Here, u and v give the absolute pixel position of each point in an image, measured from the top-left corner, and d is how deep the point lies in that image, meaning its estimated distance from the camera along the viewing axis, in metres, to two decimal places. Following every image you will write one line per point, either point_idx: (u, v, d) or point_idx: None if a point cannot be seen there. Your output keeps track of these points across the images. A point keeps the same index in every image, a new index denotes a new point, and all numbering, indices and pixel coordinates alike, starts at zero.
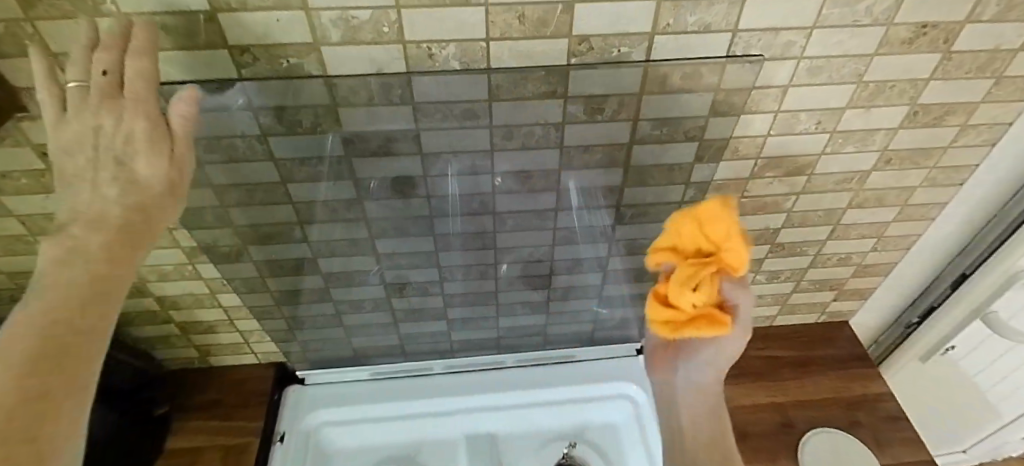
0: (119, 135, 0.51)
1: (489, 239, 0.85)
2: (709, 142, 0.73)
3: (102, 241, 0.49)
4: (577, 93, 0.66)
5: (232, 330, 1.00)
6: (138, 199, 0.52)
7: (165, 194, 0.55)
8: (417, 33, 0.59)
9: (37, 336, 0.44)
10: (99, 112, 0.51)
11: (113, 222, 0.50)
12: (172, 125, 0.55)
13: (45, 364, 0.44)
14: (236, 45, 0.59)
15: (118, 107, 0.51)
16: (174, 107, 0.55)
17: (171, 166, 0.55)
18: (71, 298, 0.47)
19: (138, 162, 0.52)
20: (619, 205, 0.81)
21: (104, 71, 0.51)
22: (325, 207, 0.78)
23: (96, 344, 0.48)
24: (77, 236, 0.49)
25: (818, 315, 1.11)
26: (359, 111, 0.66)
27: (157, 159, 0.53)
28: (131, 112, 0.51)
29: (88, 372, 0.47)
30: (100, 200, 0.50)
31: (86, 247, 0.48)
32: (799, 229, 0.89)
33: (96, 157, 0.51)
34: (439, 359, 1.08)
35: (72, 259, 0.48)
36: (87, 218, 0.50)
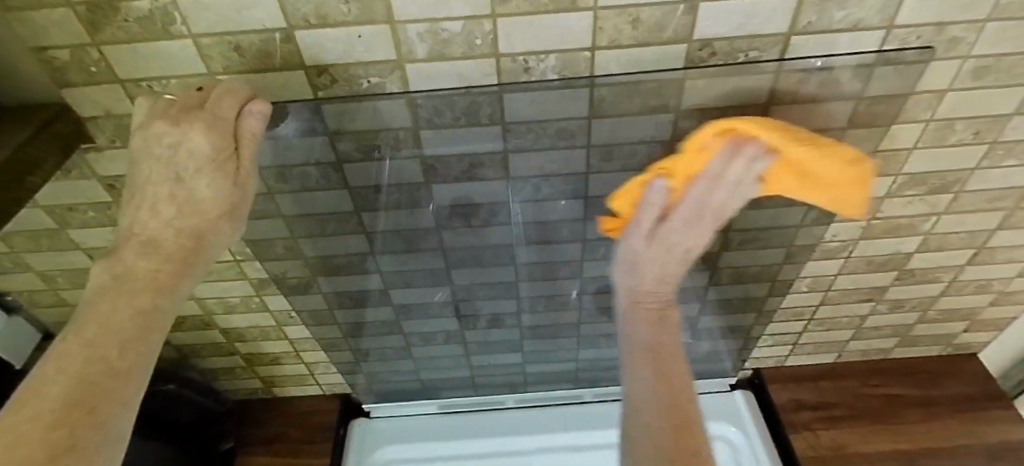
0: (182, 152, 0.45)
1: (574, 268, 0.77)
2: None
3: (150, 267, 0.43)
4: (690, 107, 0.57)
5: (297, 362, 0.96)
6: (195, 224, 0.46)
7: (220, 217, 0.48)
8: (516, 45, 0.51)
9: (72, 374, 0.36)
10: (167, 124, 0.45)
11: (166, 247, 0.44)
12: (241, 141, 0.48)
13: (73, 410, 0.34)
14: (312, 65, 0.53)
15: (188, 120, 0.45)
16: (244, 121, 0.47)
17: (232, 187, 0.48)
18: (111, 332, 0.39)
19: (198, 187, 0.45)
20: (727, 230, 0.71)
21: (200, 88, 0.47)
22: (399, 237, 0.72)
23: (136, 389, 0.39)
24: (126, 262, 0.42)
25: (943, 348, 0.97)
26: (441, 132, 0.59)
27: (217, 181, 0.46)
28: (198, 127, 0.44)
29: (125, 423, 0.38)
30: (155, 221, 0.44)
31: (133, 273, 0.42)
32: (934, 254, 0.77)
33: (158, 169, 0.45)
34: (511, 393, 1.01)
35: (118, 286, 0.41)
36: (140, 242, 0.44)
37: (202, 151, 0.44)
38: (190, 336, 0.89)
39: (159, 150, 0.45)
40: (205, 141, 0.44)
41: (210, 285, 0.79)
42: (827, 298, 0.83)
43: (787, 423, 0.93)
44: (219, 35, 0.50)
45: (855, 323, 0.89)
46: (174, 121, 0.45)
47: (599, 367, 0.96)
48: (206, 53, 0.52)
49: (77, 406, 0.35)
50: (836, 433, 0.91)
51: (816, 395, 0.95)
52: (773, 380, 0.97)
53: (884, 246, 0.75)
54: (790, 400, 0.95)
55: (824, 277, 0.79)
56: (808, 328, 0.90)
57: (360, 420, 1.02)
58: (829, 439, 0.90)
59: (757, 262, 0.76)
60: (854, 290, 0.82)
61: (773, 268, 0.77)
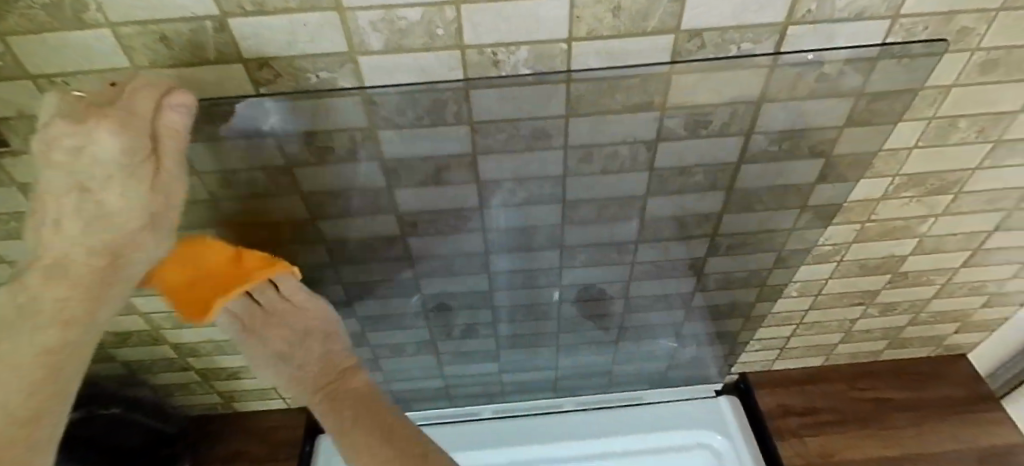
0: (86, 155, 0.38)
1: (552, 276, 0.72)
2: (837, 157, 0.59)
3: (62, 293, 0.37)
4: (677, 104, 0.52)
5: (259, 376, 0.89)
6: (111, 237, 0.39)
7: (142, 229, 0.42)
8: (483, 36, 0.45)
9: None
10: (69, 123, 0.38)
11: (78, 270, 0.38)
12: (161, 142, 0.42)
13: None
14: (252, 58, 0.46)
15: (96, 117, 0.38)
16: (164, 117, 0.41)
17: (150, 192, 0.41)
18: (20, 377, 0.35)
19: (107, 194, 0.39)
20: (716, 234, 0.66)
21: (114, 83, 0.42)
22: (362, 245, 0.66)
23: (53, 428, 0.37)
24: (30, 289, 0.36)
25: (933, 349, 0.94)
26: (403, 133, 0.53)
27: (136, 188, 0.40)
28: (107, 126, 0.38)
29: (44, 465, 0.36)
30: (64, 242, 0.37)
31: (41, 304, 0.36)
32: (928, 256, 0.74)
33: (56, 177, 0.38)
34: (489, 404, 0.96)
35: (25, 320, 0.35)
36: (46, 264, 0.37)
37: (112, 153, 0.38)
38: (139, 352, 0.82)
39: (59, 153, 0.38)
40: (116, 142, 0.38)
41: (156, 299, 0.72)
42: (817, 302, 0.80)
43: (773, 430, 0.89)
44: (142, 23, 0.43)
45: (846, 327, 0.86)
46: (78, 118, 0.38)
47: (580, 374, 0.92)
48: (128, 45, 0.45)
49: None
50: (825, 439, 0.87)
51: (804, 400, 0.92)
52: (760, 387, 0.94)
53: (879, 249, 0.71)
54: (777, 406, 0.91)
55: (815, 281, 0.75)
56: (796, 332, 0.86)
57: (327, 434, 0.96)
58: (818, 446, 0.86)
59: (747, 267, 0.71)
60: (845, 294, 0.78)
61: (763, 273, 0.73)
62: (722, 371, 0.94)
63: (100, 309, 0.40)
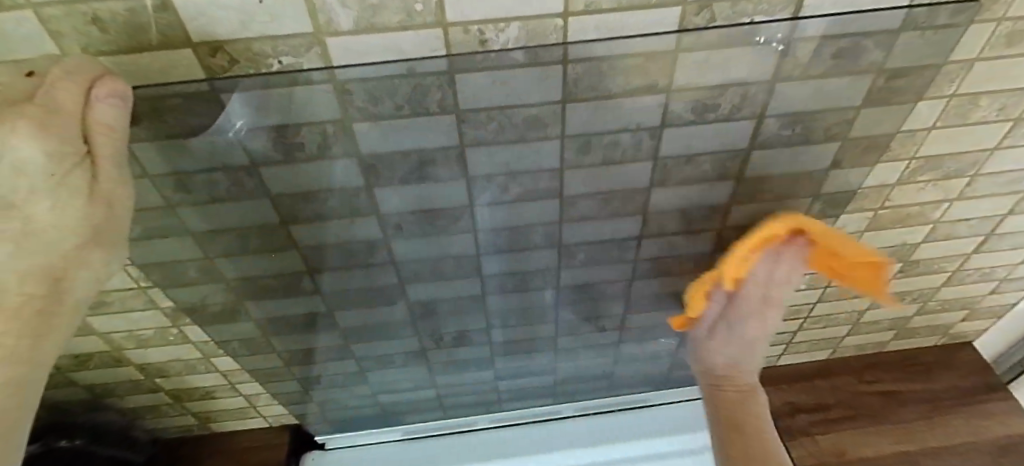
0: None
1: (549, 277, 0.67)
2: (854, 140, 0.54)
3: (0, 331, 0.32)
4: (685, 85, 0.47)
5: (235, 395, 0.83)
6: (50, 258, 0.34)
7: (85, 243, 0.36)
8: (468, 12, 0.40)
9: None
10: None
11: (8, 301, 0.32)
12: (93, 139, 0.35)
13: None
14: (201, 41, 0.40)
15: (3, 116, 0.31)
16: (95, 110, 0.35)
17: (91, 205, 0.36)
18: None
19: (34, 212, 0.33)
20: (723, 227, 0.62)
21: (31, 70, 0.34)
22: (342, 252, 0.60)
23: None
24: None
25: (940, 338, 0.91)
26: (381, 124, 0.47)
27: (69, 201, 0.34)
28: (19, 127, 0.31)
29: None
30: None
31: None
32: (941, 244, 0.70)
33: None
34: (484, 413, 0.91)
35: None
36: None
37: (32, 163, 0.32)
38: (101, 375, 0.75)
39: None
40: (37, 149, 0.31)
41: (115, 317, 0.65)
42: (825, 294, 0.76)
43: (781, 428, 0.85)
44: (68, 2, 0.37)
45: (853, 318, 0.82)
46: None
47: (580, 378, 0.87)
48: (54, 29, 0.38)
49: None
50: (835, 436, 0.84)
51: (811, 395, 0.88)
52: (764, 382, 0.90)
53: (891, 237, 0.68)
54: (785, 404, 0.88)
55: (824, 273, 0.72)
56: (803, 326, 0.82)
57: (314, 452, 0.90)
58: (829, 444, 0.83)
59: None
60: None
61: None
62: None
63: (38, 341, 0.35)
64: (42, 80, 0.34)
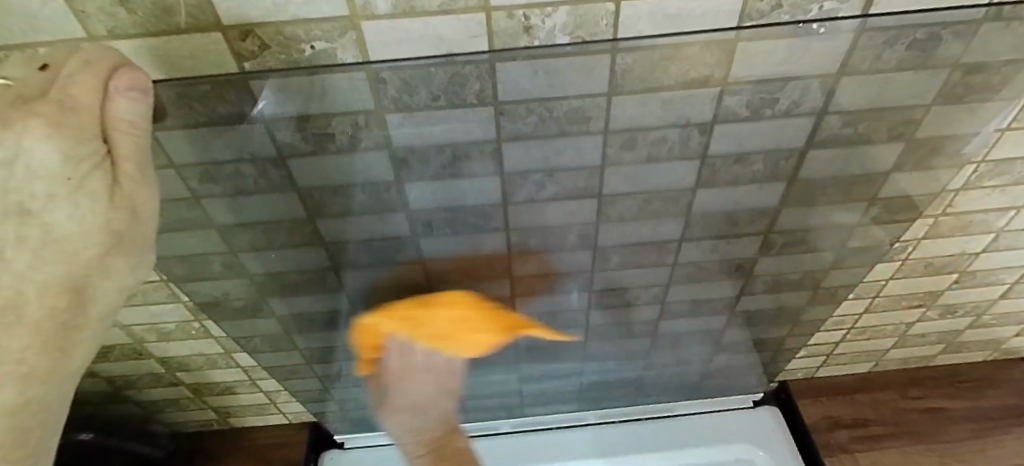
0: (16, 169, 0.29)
1: (581, 280, 0.64)
2: (920, 141, 0.50)
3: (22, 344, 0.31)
4: (741, 79, 0.44)
5: (255, 391, 0.81)
6: (74, 269, 0.33)
7: (109, 250, 0.35)
8: None
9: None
10: None
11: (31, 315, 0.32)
12: (111, 135, 0.33)
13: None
14: (232, 24, 0.38)
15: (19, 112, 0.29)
16: (113, 104, 0.32)
17: (111, 209, 0.34)
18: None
19: (54, 220, 0.31)
20: (769, 232, 0.58)
21: (44, 64, 0.33)
22: (369, 249, 0.57)
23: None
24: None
25: (991, 353, 0.86)
26: (415, 116, 0.45)
27: (89, 205, 0.32)
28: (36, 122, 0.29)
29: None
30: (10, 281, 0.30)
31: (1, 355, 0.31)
32: (1003, 254, 0.66)
33: None
34: (507, 417, 0.88)
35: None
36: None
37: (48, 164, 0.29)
38: (123, 367, 0.74)
39: None
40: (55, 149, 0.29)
41: (138, 309, 0.64)
42: (872, 305, 0.71)
43: (820, 445, 0.81)
44: None
45: (900, 331, 0.78)
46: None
47: (607, 385, 0.84)
48: (80, 9, 0.37)
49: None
50: (877, 455, 0.80)
51: (851, 410, 0.84)
52: (800, 395, 0.86)
53: (949, 247, 0.63)
54: (823, 418, 0.84)
55: (874, 283, 0.67)
56: (846, 338, 0.78)
57: (332, 451, 0.88)
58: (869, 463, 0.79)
59: (801, 267, 0.63)
60: (903, 296, 0.70)
61: (818, 274, 0.64)
62: (761, 380, 0.86)
63: (64, 353, 0.35)
64: (57, 74, 0.32)
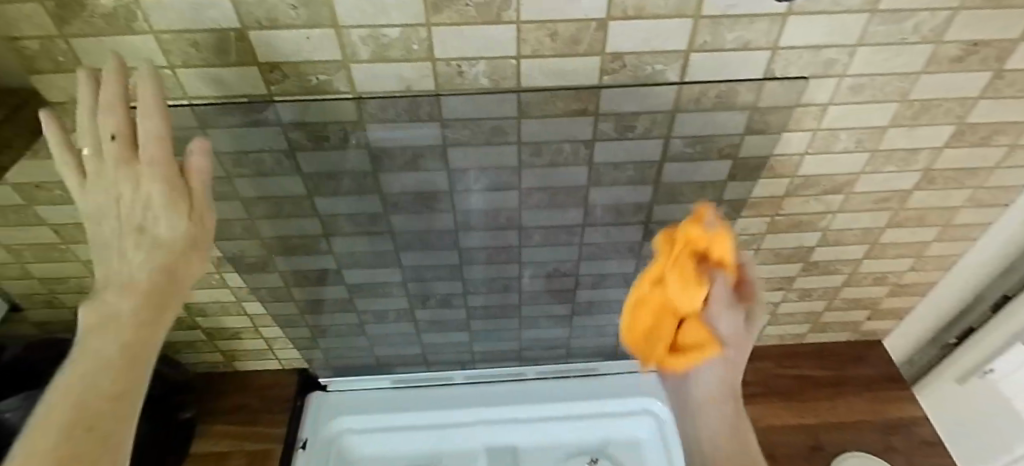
0: (136, 198, 0.46)
1: (512, 252, 0.84)
2: (743, 160, 0.71)
3: (131, 306, 0.44)
4: (608, 111, 0.64)
5: (257, 337, 1.01)
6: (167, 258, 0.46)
7: (192, 251, 0.49)
8: (449, 50, 0.57)
9: (70, 417, 0.37)
10: (118, 175, 0.46)
11: (141, 287, 0.45)
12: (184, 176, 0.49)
13: (84, 426, 0.37)
14: (264, 61, 0.57)
15: (134, 173, 0.46)
16: (164, 150, 0.47)
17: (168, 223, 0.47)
18: (102, 373, 0.40)
19: (157, 229, 0.46)
20: (649, 222, 0.79)
21: (114, 135, 0.46)
22: (351, 220, 0.78)
23: (131, 407, 0.41)
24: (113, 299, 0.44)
25: (850, 334, 1.07)
26: (385, 126, 0.65)
27: (179, 219, 0.47)
28: (147, 176, 0.46)
29: (127, 415, 0.40)
30: (127, 267, 0.45)
31: (119, 314, 0.43)
32: (834, 249, 0.86)
33: (118, 228, 0.46)
34: (461, 370, 1.08)
35: (109, 324, 0.43)
36: (118, 284, 0.45)
37: (153, 197, 0.46)
38: None
39: (119, 203, 0.46)
40: (167, 226, 0.46)
41: None
42: None
43: None
44: (178, 32, 0.54)
45: (770, 309, 0.98)
46: (122, 170, 0.46)
47: (540, 344, 1.04)
48: (167, 48, 0.56)
49: (88, 421, 0.37)
50: (753, 407, 1.00)
51: None
52: None
53: (788, 241, 0.84)
54: None
55: None
56: None
57: (316, 392, 1.07)
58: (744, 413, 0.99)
59: None
60: (765, 280, 0.92)
61: None
62: None
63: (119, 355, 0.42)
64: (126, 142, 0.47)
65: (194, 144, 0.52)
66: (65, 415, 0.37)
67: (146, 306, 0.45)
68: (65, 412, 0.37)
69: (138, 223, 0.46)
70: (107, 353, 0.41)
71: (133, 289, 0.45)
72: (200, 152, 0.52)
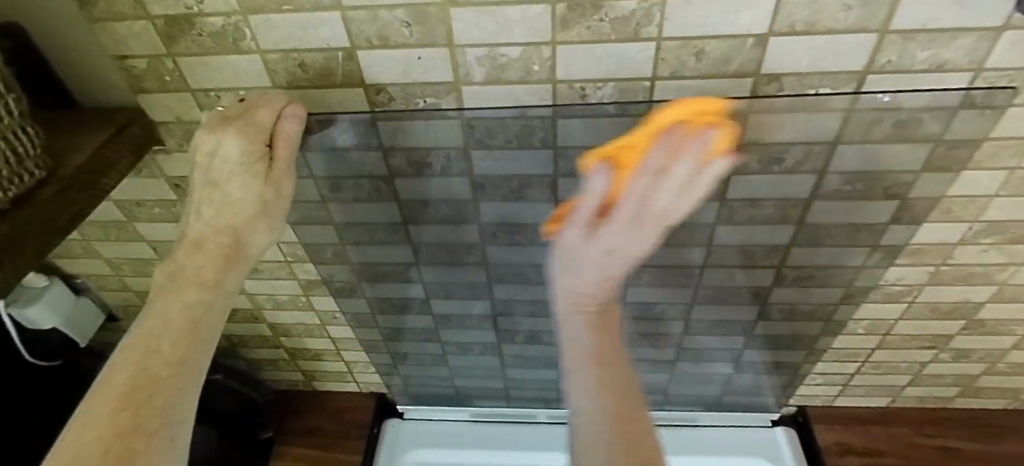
0: (217, 158, 0.45)
1: (617, 291, 0.75)
2: (913, 201, 0.59)
3: (200, 267, 0.45)
4: (753, 141, 0.54)
5: (338, 360, 0.98)
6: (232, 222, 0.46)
7: (257, 216, 0.48)
8: (574, 72, 0.50)
9: (123, 387, 0.37)
10: (207, 132, 0.45)
11: (210, 247, 0.46)
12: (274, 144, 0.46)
13: (141, 407, 0.37)
14: (372, 83, 0.53)
15: (223, 129, 0.45)
16: (282, 124, 0.46)
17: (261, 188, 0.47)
18: (160, 350, 0.40)
19: (229, 190, 0.46)
20: (783, 265, 0.68)
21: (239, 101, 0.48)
22: (445, 250, 0.72)
23: (185, 394, 0.40)
24: (180, 261, 0.45)
25: (1012, 402, 0.90)
26: (492, 153, 0.59)
27: (250, 182, 0.46)
28: (230, 132, 0.45)
29: (179, 402, 0.39)
30: (200, 221, 0.46)
31: (183, 272, 0.44)
32: (1010, 306, 0.72)
33: (199, 183, 0.47)
34: (544, 408, 1.00)
35: (171, 286, 0.44)
36: (190, 243, 0.46)
37: (231, 154, 0.45)
38: (240, 328, 0.92)
39: (204, 159, 0.46)
40: (239, 190, 0.46)
41: (260, 283, 0.82)
42: (885, 341, 0.80)
43: None
44: (285, 52, 0.50)
45: (914, 369, 0.85)
46: (211, 129, 0.45)
47: None
48: (273, 68, 0.53)
49: (134, 397, 0.37)
50: None
51: (866, 440, 0.93)
52: (817, 420, 0.95)
53: (951, 294, 0.71)
54: (836, 443, 0.93)
55: (884, 321, 0.76)
56: (861, 369, 0.86)
57: (393, 419, 1.03)
58: None
59: (813, 300, 0.73)
60: (914, 336, 0.78)
61: (827, 307, 0.74)
62: (780, 401, 0.94)
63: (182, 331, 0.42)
64: (247, 106, 0.47)
65: (288, 106, 0.46)
66: (135, 365, 0.38)
67: (215, 270, 0.45)
68: (129, 369, 0.38)
69: (214, 181, 0.46)
70: (174, 313, 0.42)
71: (204, 251, 0.46)
72: (294, 116, 0.46)
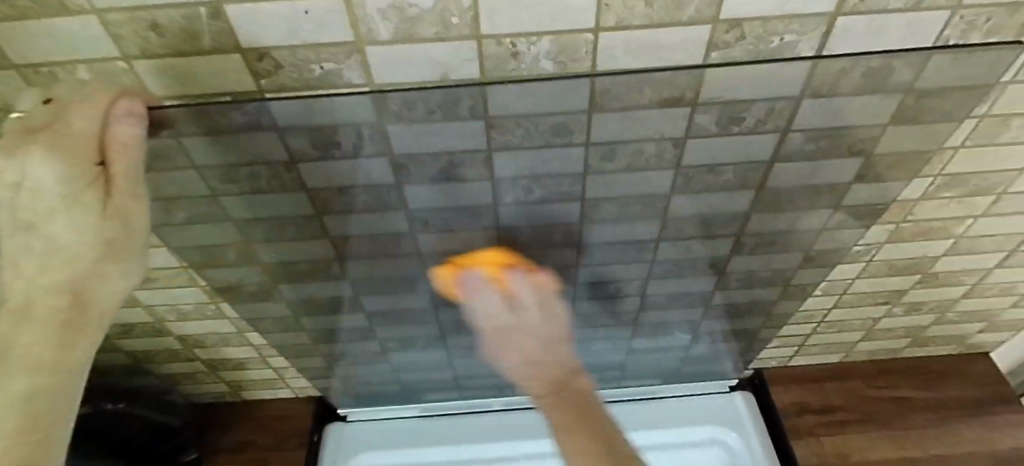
0: (31, 188, 0.36)
1: (568, 272, 0.69)
2: (879, 157, 0.54)
3: (30, 337, 0.36)
4: (710, 99, 0.47)
5: (265, 367, 0.88)
6: (69, 272, 0.37)
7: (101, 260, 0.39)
8: (501, 25, 0.41)
9: None
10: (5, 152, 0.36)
11: (38, 312, 0.36)
12: (110, 156, 0.39)
13: None
14: (249, 47, 0.42)
15: (28, 146, 0.36)
16: (116, 128, 0.39)
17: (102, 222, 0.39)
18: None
19: (54, 230, 0.37)
20: (742, 233, 0.63)
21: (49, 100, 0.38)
22: (370, 241, 0.62)
23: None
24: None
25: (957, 347, 0.91)
26: (414, 127, 0.49)
27: (83, 220, 0.37)
28: (45, 148, 0.36)
29: None
30: (24, 277, 0.36)
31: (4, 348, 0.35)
32: (964, 257, 0.70)
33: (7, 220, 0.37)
34: (498, 397, 0.94)
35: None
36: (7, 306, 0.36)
37: (49, 183, 0.36)
38: (147, 343, 0.81)
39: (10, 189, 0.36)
40: (69, 231, 0.37)
41: (157, 293, 0.70)
42: (842, 301, 0.78)
43: (788, 428, 0.89)
44: (129, 11, 0.39)
45: (868, 324, 0.83)
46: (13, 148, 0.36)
47: None
48: (116, 33, 0.40)
49: None
50: (842, 440, 0.87)
51: (822, 397, 0.91)
52: (774, 382, 0.94)
53: (908, 250, 0.68)
54: (793, 404, 0.91)
55: (842, 281, 0.73)
56: (817, 330, 0.84)
57: (335, 424, 0.94)
58: (832, 446, 0.86)
59: (771, 266, 0.69)
60: (870, 294, 0.76)
61: (786, 272, 0.70)
62: (739, 367, 0.92)
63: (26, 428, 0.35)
64: (60, 108, 0.38)
65: (120, 103, 0.40)
66: None
67: (48, 343, 0.36)
68: None
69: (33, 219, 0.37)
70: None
71: (30, 317, 0.36)
72: (130, 116, 0.40)
